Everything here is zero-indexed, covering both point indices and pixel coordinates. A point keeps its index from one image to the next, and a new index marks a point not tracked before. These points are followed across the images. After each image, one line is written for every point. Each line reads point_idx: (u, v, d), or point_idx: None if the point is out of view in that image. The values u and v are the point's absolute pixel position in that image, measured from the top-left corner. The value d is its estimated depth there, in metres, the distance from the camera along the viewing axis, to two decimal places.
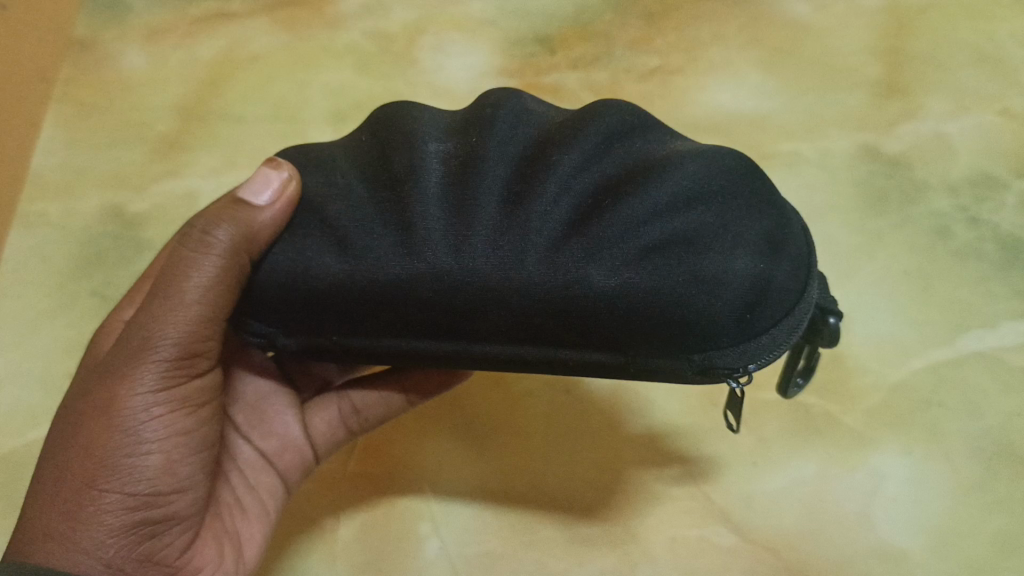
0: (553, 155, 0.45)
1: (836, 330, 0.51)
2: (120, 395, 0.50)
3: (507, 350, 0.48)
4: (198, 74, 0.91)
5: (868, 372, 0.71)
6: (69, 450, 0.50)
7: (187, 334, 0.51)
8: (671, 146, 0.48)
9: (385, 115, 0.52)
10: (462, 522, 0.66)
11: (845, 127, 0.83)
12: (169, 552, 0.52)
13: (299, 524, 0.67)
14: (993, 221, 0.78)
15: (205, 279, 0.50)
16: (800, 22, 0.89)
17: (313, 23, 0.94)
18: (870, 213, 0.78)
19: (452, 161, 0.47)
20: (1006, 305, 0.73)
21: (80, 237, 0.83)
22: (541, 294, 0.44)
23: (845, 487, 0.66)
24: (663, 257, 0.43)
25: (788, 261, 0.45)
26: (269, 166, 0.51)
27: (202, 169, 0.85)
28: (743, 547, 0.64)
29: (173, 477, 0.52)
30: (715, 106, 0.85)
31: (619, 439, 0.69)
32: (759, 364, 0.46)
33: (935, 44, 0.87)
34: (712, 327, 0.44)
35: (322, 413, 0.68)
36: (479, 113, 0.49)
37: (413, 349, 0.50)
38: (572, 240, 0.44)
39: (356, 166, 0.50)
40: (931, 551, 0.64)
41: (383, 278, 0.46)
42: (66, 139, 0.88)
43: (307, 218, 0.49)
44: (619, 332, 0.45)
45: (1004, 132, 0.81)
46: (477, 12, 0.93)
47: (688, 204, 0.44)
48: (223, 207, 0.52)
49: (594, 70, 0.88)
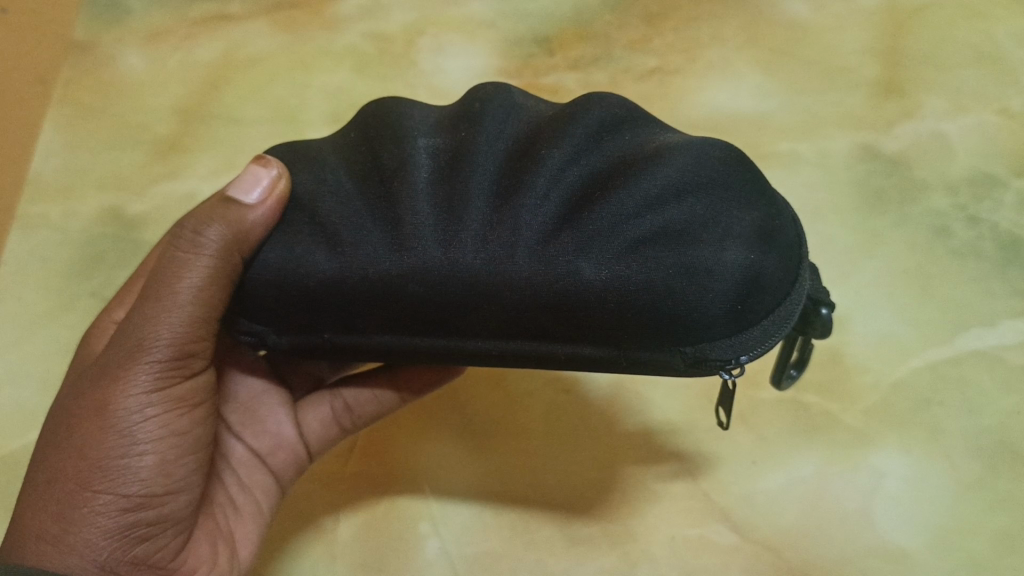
0: (542, 150, 0.45)
1: (828, 321, 0.50)
2: (113, 396, 0.50)
3: (498, 345, 0.48)
4: (198, 75, 0.91)
5: (868, 371, 0.71)
6: (63, 451, 0.50)
7: (181, 334, 0.51)
8: (660, 139, 0.48)
9: (375, 112, 0.52)
10: (461, 521, 0.66)
11: (844, 126, 0.83)
12: (162, 554, 0.52)
13: (297, 524, 0.67)
14: (993, 220, 0.78)
15: (198, 279, 0.50)
16: (798, 22, 0.89)
17: (312, 24, 0.94)
18: (869, 213, 0.78)
19: (441, 157, 0.47)
20: (1005, 304, 0.73)
21: (80, 238, 0.83)
22: (533, 289, 0.44)
23: (844, 485, 0.66)
24: (653, 250, 0.43)
25: (779, 252, 0.45)
26: (258, 165, 0.51)
27: (201, 170, 0.86)
28: (742, 545, 0.64)
29: (167, 478, 0.52)
30: (714, 107, 0.85)
31: (618, 438, 0.69)
32: (752, 357, 0.46)
33: (934, 44, 0.87)
34: (703, 320, 0.44)
35: (315, 412, 0.68)
36: (468, 108, 0.49)
37: (405, 345, 0.50)
38: (563, 234, 0.44)
39: (345, 163, 0.50)
40: (931, 550, 0.64)
41: (374, 274, 0.46)
42: (67, 139, 0.88)
43: (296, 217, 0.49)
44: (611, 326, 0.45)
45: (1003, 131, 0.82)
46: (476, 13, 0.93)
47: (677, 197, 0.44)
48: (213, 206, 0.53)
49: (593, 71, 0.89)
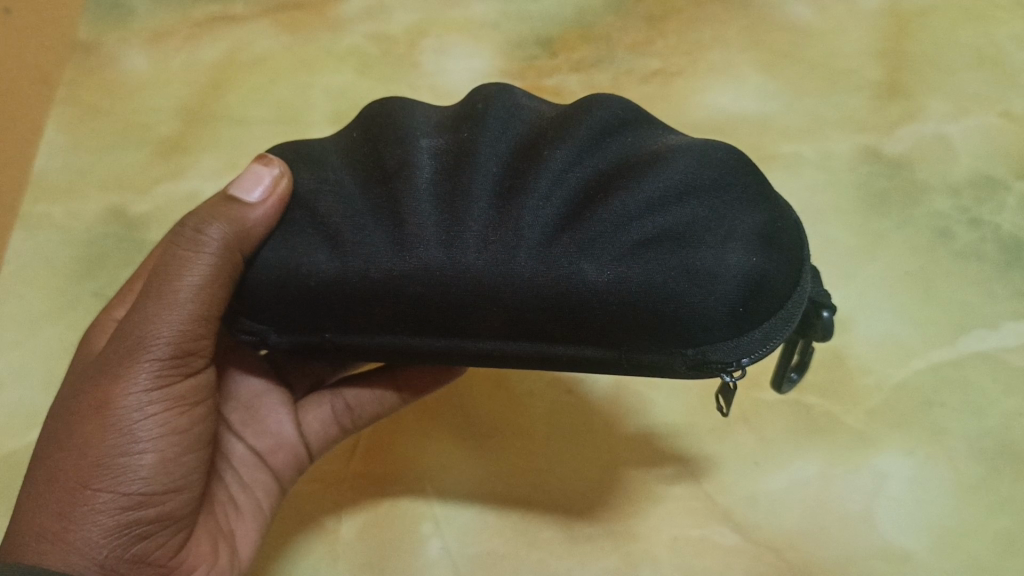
0: (545, 150, 0.45)
1: (829, 324, 0.50)
2: (114, 394, 0.51)
3: (500, 346, 0.48)
4: (200, 76, 0.91)
5: (869, 372, 0.71)
6: (62, 449, 0.50)
7: (182, 331, 0.51)
8: (662, 140, 0.48)
9: (377, 111, 0.52)
10: (463, 522, 0.66)
11: (846, 128, 0.83)
12: (162, 553, 0.52)
13: (298, 523, 0.67)
14: (995, 222, 0.78)
15: (199, 277, 0.50)
16: (800, 25, 0.89)
17: (314, 25, 0.94)
18: (871, 214, 0.78)
19: (444, 157, 0.47)
20: (1007, 306, 0.73)
21: (83, 238, 0.83)
22: (535, 290, 0.44)
23: (846, 487, 0.66)
24: (655, 252, 0.43)
25: (782, 255, 0.44)
26: (260, 164, 0.51)
27: (204, 170, 0.86)
28: (743, 546, 0.64)
29: (167, 476, 0.52)
30: (716, 109, 0.85)
31: (619, 439, 0.69)
32: (755, 359, 0.46)
33: (935, 46, 0.87)
34: (705, 323, 0.44)
35: (315, 411, 0.68)
36: (470, 108, 0.49)
37: (407, 345, 0.50)
38: (566, 235, 0.44)
39: (347, 163, 0.50)
40: (932, 550, 0.64)
41: (376, 275, 0.46)
42: (69, 139, 0.88)
43: (297, 216, 0.49)
44: (612, 327, 0.45)
45: (1005, 133, 0.82)
46: (478, 15, 0.93)
47: (680, 198, 0.44)
48: (215, 204, 0.53)
49: (595, 73, 0.89)
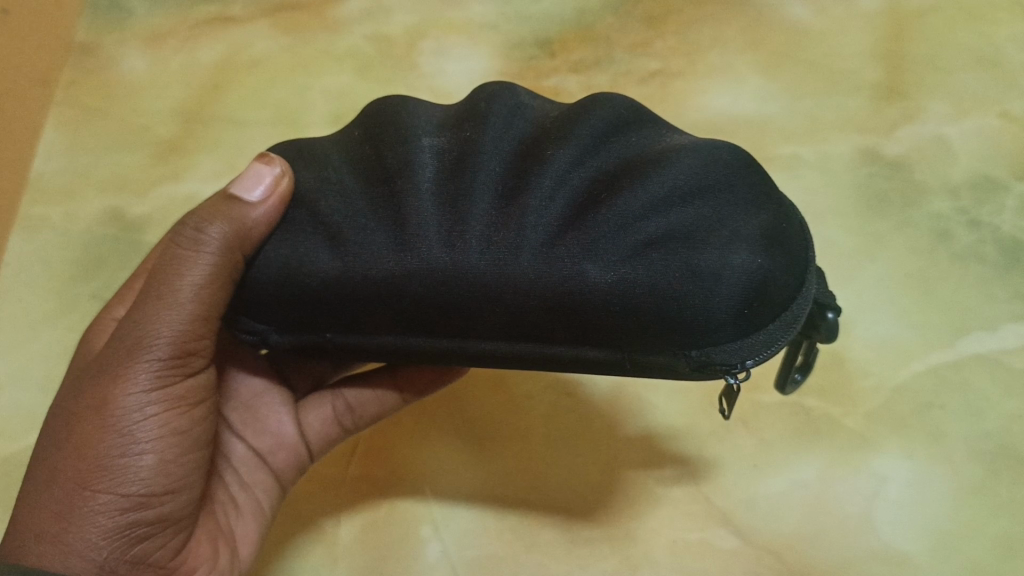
0: (549, 150, 0.45)
1: (834, 326, 0.50)
2: (113, 395, 0.50)
3: (502, 347, 0.48)
4: (200, 78, 0.91)
5: (869, 374, 0.71)
6: (62, 450, 0.50)
7: (182, 331, 0.51)
8: (667, 140, 0.48)
9: (377, 111, 0.52)
10: (463, 525, 0.66)
11: (845, 130, 0.83)
12: (163, 553, 0.52)
13: (298, 524, 0.67)
14: (994, 224, 0.78)
15: (199, 277, 0.50)
16: (799, 25, 0.89)
17: (314, 26, 0.94)
18: (870, 216, 0.78)
19: (446, 156, 0.47)
20: (1006, 307, 0.73)
21: (82, 240, 0.83)
22: (538, 291, 0.44)
23: (845, 489, 0.66)
24: (659, 252, 0.43)
25: (786, 256, 0.44)
26: (261, 163, 0.51)
27: (203, 172, 0.86)
28: (743, 548, 0.64)
29: (167, 477, 0.52)
30: (715, 110, 0.85)
31: (619, 440, 0.69)
32: (758, 361, 0.45)
33: (935, 47, 0.87)
34: (709, 324, 0.44)
35: (316, 411, 0.68)
36: (473, 107, 0.49)
37: (409, 345, 0.50)
38: (568, 236, 0.44)
39: (349, 162, 0.50)
40: (932, 552, 0.64)
41: (377, 275, 0.46)
42: (68, 140, 0.88)
43: (298, 216, 0.49)
44: (614, 328, 0.45)
45: (1004, 135, 0.82)
46: (477, 16, 0.93)
47: (683, 199, 0.44)
48: (215, 203, 0.53)
49: (594, 74, 0.89)
